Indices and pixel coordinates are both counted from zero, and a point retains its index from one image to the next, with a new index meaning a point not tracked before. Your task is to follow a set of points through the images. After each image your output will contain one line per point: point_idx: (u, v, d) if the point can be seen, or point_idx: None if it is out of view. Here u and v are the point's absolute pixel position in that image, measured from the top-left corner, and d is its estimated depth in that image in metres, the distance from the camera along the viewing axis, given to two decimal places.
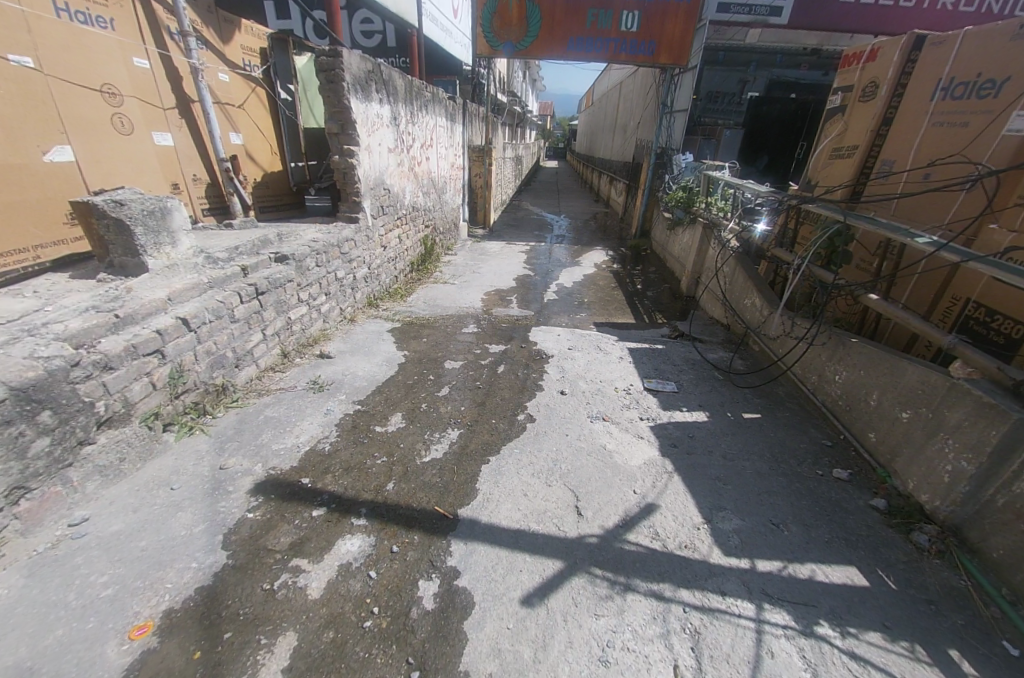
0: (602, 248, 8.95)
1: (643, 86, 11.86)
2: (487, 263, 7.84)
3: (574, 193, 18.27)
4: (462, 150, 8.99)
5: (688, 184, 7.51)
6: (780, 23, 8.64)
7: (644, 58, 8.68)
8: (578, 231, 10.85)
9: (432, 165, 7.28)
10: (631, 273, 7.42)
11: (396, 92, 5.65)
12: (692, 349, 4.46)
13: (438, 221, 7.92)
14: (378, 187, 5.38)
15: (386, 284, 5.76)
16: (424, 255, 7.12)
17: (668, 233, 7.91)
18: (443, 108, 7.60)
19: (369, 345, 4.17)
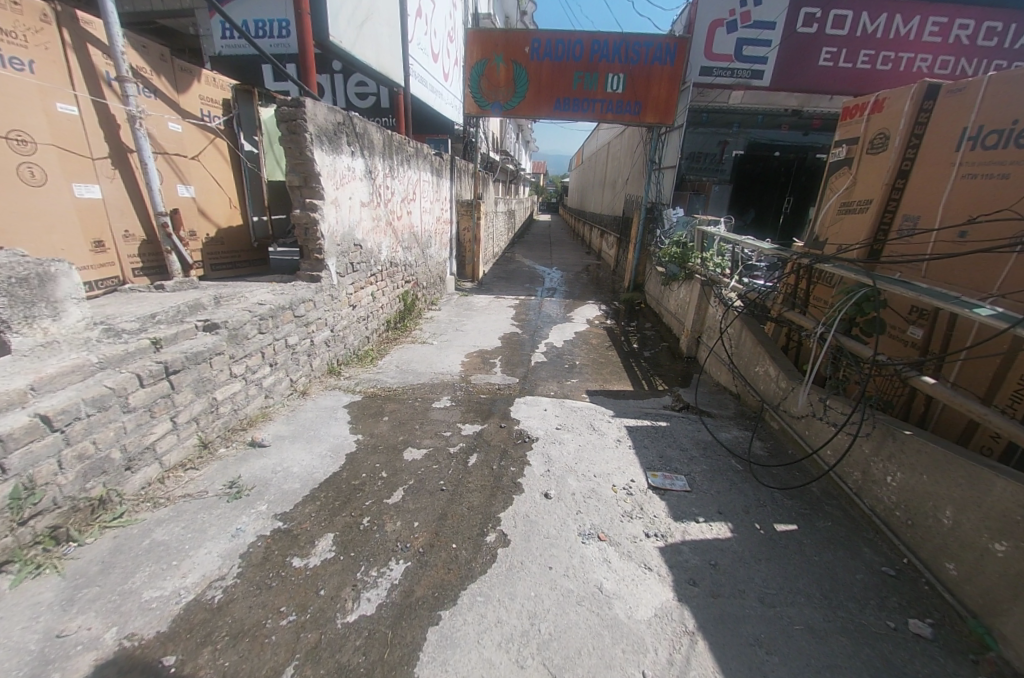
0: (594, 304, 8.47)
1: (631, 144, 11.96)
2: (472, 319, 7.26)
3: (567, 245, 18.22)
4: (449, 203, 8.72)
5: (682, 239, 7.13)
6: (762, 84, 8.74)
7: (631, 117, 8.63)
8: (571, 284, 10.44)
9: (414, 219, 6.82)
10: (628, 331, 6.84)
11: (373, 145, 5.17)
12: (701, 426, 3.76)
13: (421, 276, 7.38)
14: (348, 245, 4.76)
15: (354, 347, 5.06)
16: (403, 311, 6.49)
17: (663, 288, 7.46)
18: (428, 162, 7.32)
19: (316, 428, 3.46)
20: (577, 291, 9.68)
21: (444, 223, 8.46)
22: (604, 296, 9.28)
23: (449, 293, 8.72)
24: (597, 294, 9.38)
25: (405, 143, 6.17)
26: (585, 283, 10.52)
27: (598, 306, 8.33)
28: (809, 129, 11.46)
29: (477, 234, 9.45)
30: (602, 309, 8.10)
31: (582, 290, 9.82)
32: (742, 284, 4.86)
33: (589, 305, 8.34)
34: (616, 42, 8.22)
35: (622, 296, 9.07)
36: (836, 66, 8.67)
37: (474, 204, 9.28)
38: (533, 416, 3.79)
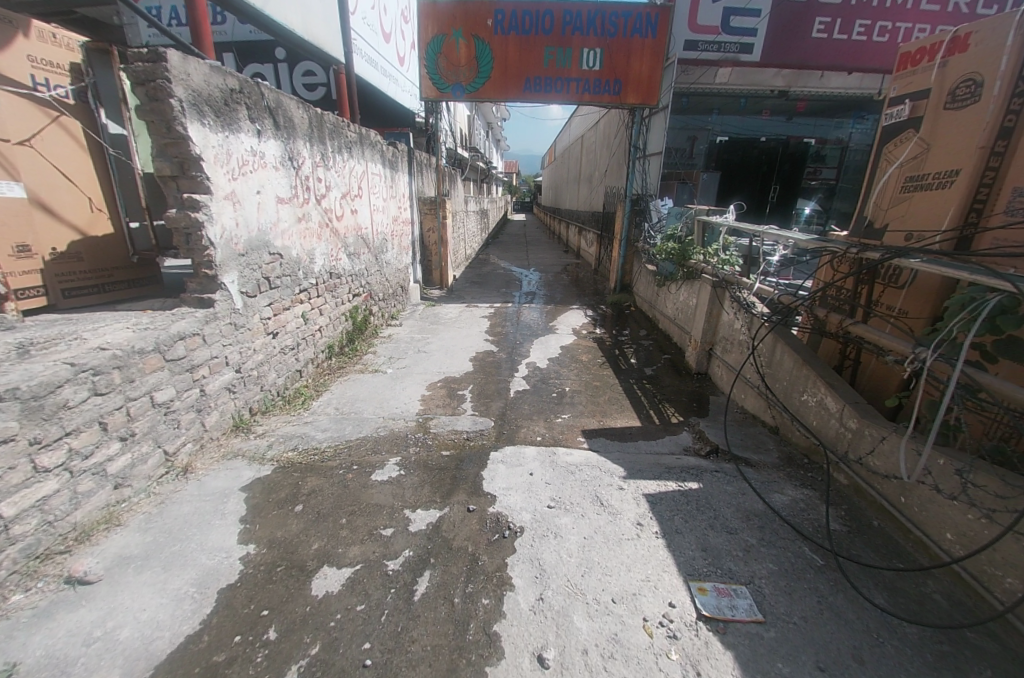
0: (579, 308, 7.43)
1: (609, 130, 10.95)
2: (439, 334, 6.06)
3: (544, 244, 17.12)
4: (410, 199, 7.48)
5: (676, 232, 6.16)
6: (751, 60, 7.74)
7: (610, 98, 7.40)
8: (552, 287, 9.33)
9: (363, 219, 5.57)
10: (625, 341, 5.79)
11: (295, 125, 3.96)
12: (743, 484, 2.76)
13: (377, 287, 6.11)
14: (260, 257, 3.54)
15: (279, 387, 3.84)
16: (351, 331, 5.24)
17: (659, 287, 6.45)
18: (379, 152, 6.11)
19: (189, 536, 2.28)
20: (559, 294, 8.60)
21: (404, 222, 7.23)
22: (591, 299, 8.21)
23: (413, 304, 7.48)
24: (582, 298, 8.30)
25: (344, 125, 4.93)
26: (568, 286, 9.44)
27: (585, 311, 7.29)
28: (792, 115, 10.88)
29: (442, 237, 8.18)
30: (589, 315, 7.06)
31: (566, 293, 8.74)
32: (767, 284, 3.89)
33: (574, 310, 7.31)
34: (591, 11, 6.98)
35: (608, 297, 8.07)
36: (830, 39, 7.74)
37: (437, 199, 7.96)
38: (518, 488, 2.62)
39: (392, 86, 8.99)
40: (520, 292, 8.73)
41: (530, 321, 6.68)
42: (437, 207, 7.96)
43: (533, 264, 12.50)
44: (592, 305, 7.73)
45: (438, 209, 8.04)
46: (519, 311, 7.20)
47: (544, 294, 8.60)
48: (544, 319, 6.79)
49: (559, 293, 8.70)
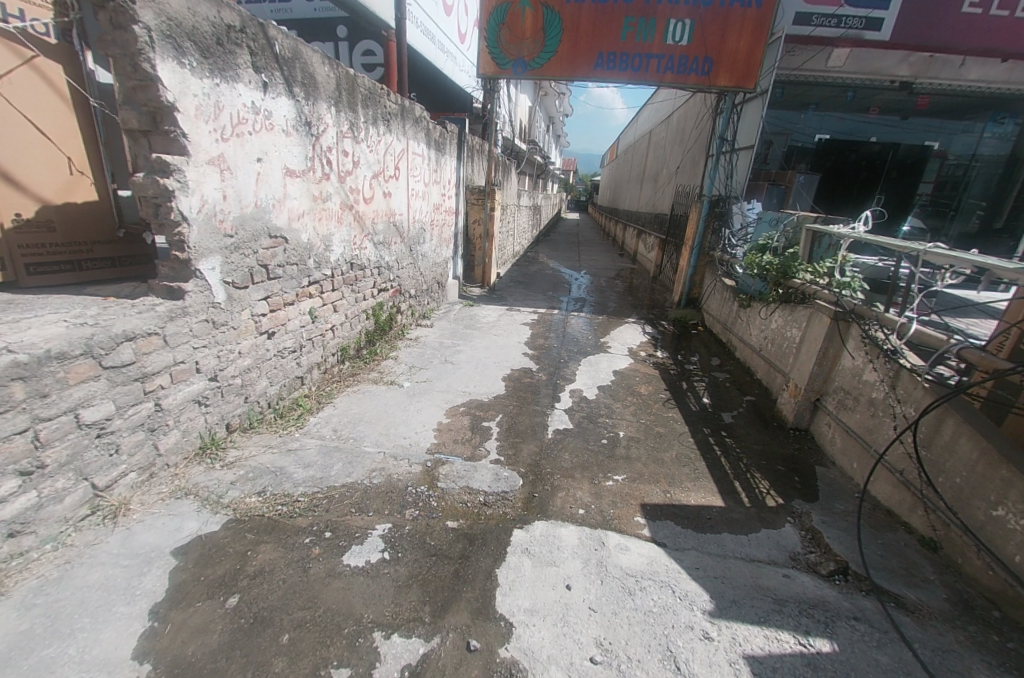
0: (637, 322, 6.36)
1: (689, 122, 9.66)
2: (473, 338, 5.20)
3: (598, 247, 15.89)
4: (456, 186, 6.70)
5: (768, 242, 4.98)
6: (878, 39, 6.28)
7: (698, 79, 6.15)
8: (607, 295, 8.23)
9: (397, 204, 4.81)
10: (696, 371, 4.69)
11: (317, 83, 3.26)
12: (905, 652, 1.74)
13: (409, 282, 5.34)
14: (257, 240, 2.83)
15: (271, 398, 3.14)
16: (372, 331, 4.49)
17: (739, 307, 5.28)
18: (425, 129, 5.34)
19: (76, 632, 1.61)
20: (614, 304, 7.53)
21: (447, 210, 6.44)
22: (651, 312, 7.08)
23: (450, 303, 6.67)
24: (641, 311, 7.18)
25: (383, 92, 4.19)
26: (624, 295, 8.31)
27: (644, 326, 6.20)
28: (908, 113, 9.17)
29: (490, 232, 7.24)
30: (649, 332, 5.98)
31: (622, 304, 7.63)
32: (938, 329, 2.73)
33: (631, 324, 6.26)
34: None
35: (671, 312, 6.93)
36: (987, 15, 6.11)
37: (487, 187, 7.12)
38: (551, 620, 1.73)
39: (447, 64, 8.16)
40: (570, 298, 7.74)
41: (579, 333, 5.70)
42: (487, 196, 7.04)
43: (586, 266, 11.39)
44: (652, 320, 6.61)
45: (489, 198, 7.13)
46: (569, 319, 6.22)
47: (596, 302, 7.56)
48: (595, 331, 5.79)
49: (614, 303, 7.61)
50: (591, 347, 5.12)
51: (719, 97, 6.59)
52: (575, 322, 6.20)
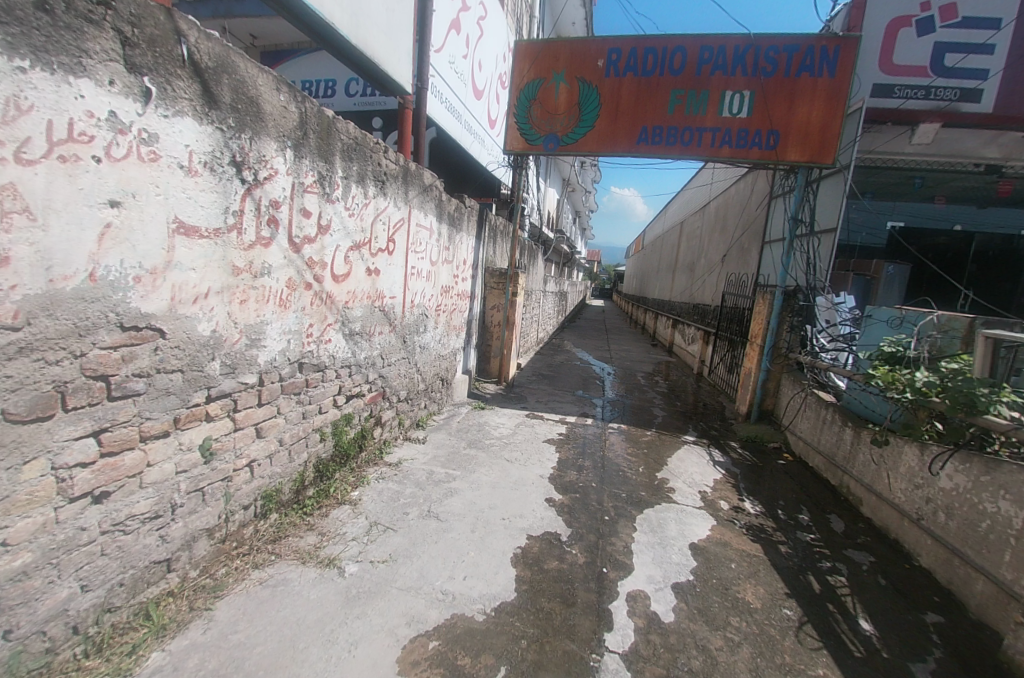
0: (696, 441, 4.70)
1: (733, 208, 8.76)
2: (479, 461, 3.61)
3: (627, 336, 14.52)
4: (474, 264, 5.55)
5: (896, 353, 3.45)
6: (978, 110, 5.32)
7: (761, 154, 5.15)
8: (654, 396, 6.60)
9: (393, 287, 3.56)
10: (817, 544, 2.96)
11: (263, 115, 2.26)
12: None
13: (405, 385, 3.88)
14: (85, 335, 1.61)
15: (78, 620, 1.68)
16: (333, 456, 2.98)
17: (862, 439, 3.62)
18: (441, 197, 4.32)
19: None
20: (665, 410, 5.86)
21: (462, 294, 5.23)
22: (714, 425, 5.39)
23: (458, 402, 5.15)
24: (702, 422, 5.47)
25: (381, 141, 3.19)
26: (674, 398, 6.64)
27: (710, 448, 4.52)
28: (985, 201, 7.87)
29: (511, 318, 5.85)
30: (720, 458, 4.28)
31: (676, 409, 5.96)
32: None
33: (687, 443, 4.60)
34: (738, 46, 5.07)
35: (738, 427, 5.25)
36: None
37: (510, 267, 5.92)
38: None
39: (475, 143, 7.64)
40: (605, 397, 6.17)
41: (625, 456, 4.06)
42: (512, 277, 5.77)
43: (618, 358, 9.89)
44: (721, 439, 4.90)
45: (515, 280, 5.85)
46: (610, 434, 4.60)
47: (639, 405, 5.95)
48: (648, 455, 4.14)
49: (667, 409, 5.93)
50: (647, 485, 3.47)
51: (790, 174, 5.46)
52: (619, 436, 4.57)
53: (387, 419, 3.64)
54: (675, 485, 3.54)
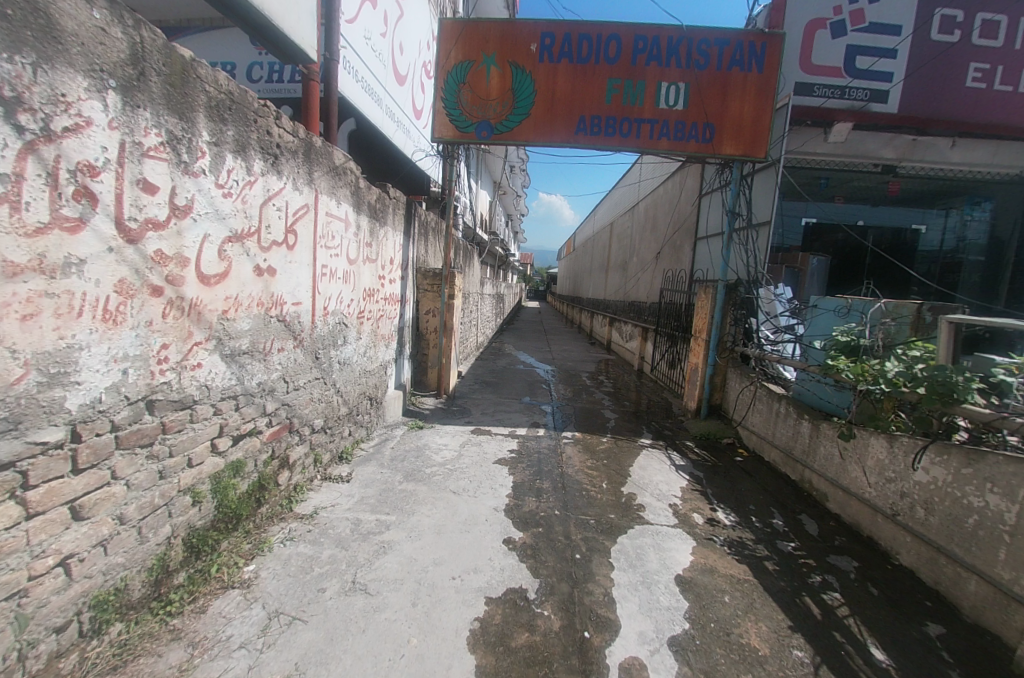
0: (655, 443, 4.34)
1: (663, 205, 8.76)
2: (418, 497, 2.92)
3: (565, 335, 14.33)
4: (405, 263, 4.80)
5: (851, 341, 3.30)
6: (886, 111, 5.65)
7: (697, 147, 4.97)
8: (604, 396, 6.25)
9: (301, 292, 2.77)
10: (802, 555, 2.68)
11: (62, 37, 1.41)
12: None
13: (316, 411, 3.08)
14: None
15: None
16: (212, 523, 2.17)
17: (821, 432, 3.43)
18: (364, 187, 3.56)
19: None
20: (619, 411, 5.47)
21: (392, 297, 4.47)
22: (666, 423, 5.11)
23: (390, 422, 4.37)
24: (656, 421, 5.17)
25: (277, 112, 2.42)
26: (624, 398, 6.33)
27: (671, 449, 4.19)
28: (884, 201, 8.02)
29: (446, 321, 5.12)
30: (682, 460, 3.94)
31: (628, 409, 5.63)
32: None
33: (647, 446, 4.22)
34: (671, 36, 4.89)
35: (689, 425, 4.96)
36: (990, 90, 5.66)
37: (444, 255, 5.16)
38: None
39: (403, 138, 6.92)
40: (554, 401, 5.70)
41: (587, 468, 3.58)
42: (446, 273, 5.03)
43: (561, 359, 9.53)
44: (677, 438, 4.60)
45: (451, 277, 5.11)
46: (566, 443, 4.11)
47: (589, 407, 5.54)
48: (610, 465, 3.69)
49: (620, 410, 5.57)
50: (617, 504, 3.01)
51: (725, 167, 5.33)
52: (576, 445, 4.09)
53: (294, 457, 2.85)
54: (644, 500, 3.12)
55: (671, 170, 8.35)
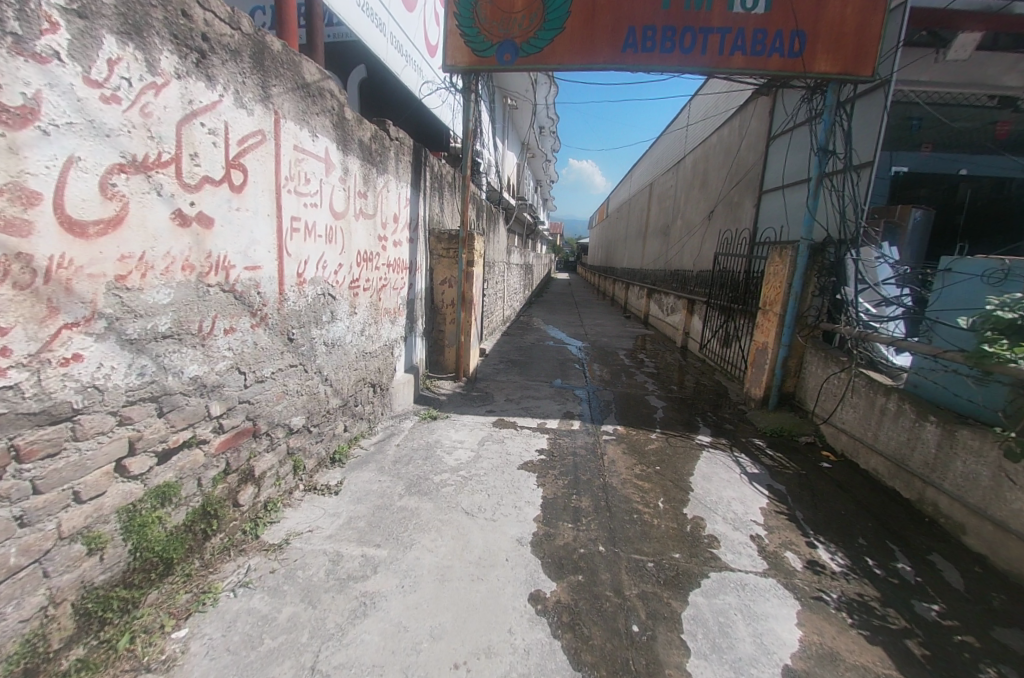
0: (717, 441, 3.51)
1: (714, 158, 7.57)
2: (420, 520, 2.25)
3: (597, 309, 13.34)
4: (419, 222, 3.99)
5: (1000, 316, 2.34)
6: None
7: (786, 66, 3.60)
8: (646, 379, 5.40)
9: (259, 253, 2.06)
10: (954, 626, 1.84)
11: None
12: None
13: (292, 405, 2.41)
14: None
15: None
16: (121, 578, 1.58)
17: (957, 443, 2.50)
18: (353, 122, 2.77)
19: None
20: (667, 399, 4.61)
21: (403, 263, 3.70)
22: (728, 414, 4.23)
23: (400, 410, 3.69)
24: (715, 412, 4.30)
25: None
26: (672, 381, 5.45)
27: (738, 451, 3.36)
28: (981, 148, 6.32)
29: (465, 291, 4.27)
30: (755, 468, 3.10)
31: (678, 395, 4.77)
32: None
33: (706, 445, 3.41)
34: None
35: (754, 416, 4.08)
36: None
37: (462, 203, 4.21)
38: None
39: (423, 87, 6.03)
40: (589, 385, 4.91)
41: (635, 478, 2.82)
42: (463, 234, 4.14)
43: (595, 335, 8.65)
44: (743, 434, 3.74)
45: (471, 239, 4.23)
46: (607, 442, 3.34)
47: (631, 393, 4.71)
48: (665, 473, 2.90)
49: (669, 397, 4.71)
50: (681, 535, 2.25)
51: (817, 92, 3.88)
52: (620, 444, 3.31)
53: (258, 467, 2.21)
54: (716, 527, 2.34)
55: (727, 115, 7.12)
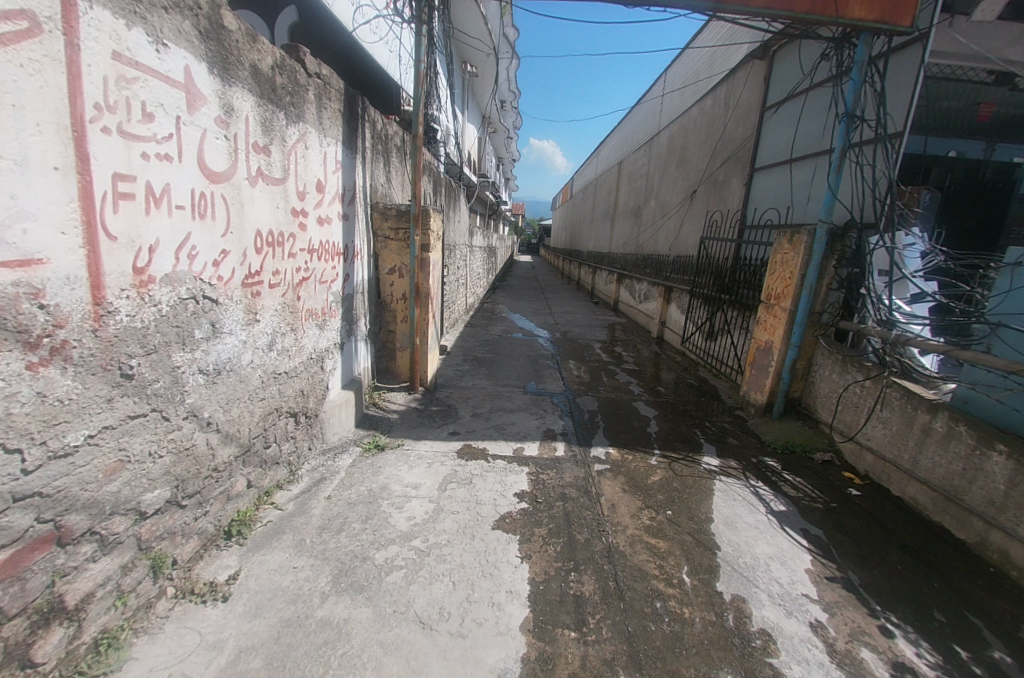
0: (727, 466, 2.94)
1: (693, 133, 6.99)
2: (349, 649, 1.47)
3: (564, 294, 12.68)
4: (356, 192, 3.07)
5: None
6: None
7: (812, 6, 2.96)
8: (629, 378, 4.79)
9: (38, 235, 1.17)
10: None
11: None
12: None
13: (141, 477, 1.54)
14: None
15: None
16: None
17: None
18: (239, 37, 1.85)
19: None
20: (658, 405, 4.01)
21: (336, 247, 2.81)
22: (728, 424, 3.68)
23: (335, 440, 2.81)
24: (714, 421, 3.74)
25: None
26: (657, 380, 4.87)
27: (754, 479, 2.80)
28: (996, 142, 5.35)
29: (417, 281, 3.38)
30: (780, 505, 2.55)
31: (669, 400, 4.18)
32: None
33: (716, 473, 2.83)
34: None
35: (757, 427, 3.57)
36: None
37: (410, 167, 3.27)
38: None
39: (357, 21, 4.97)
40: (568, 389, 4.22)
41: (644, 532, 2.16)
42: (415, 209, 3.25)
43: (566, 325, 7.97)
44: (752, 453, 3.20)
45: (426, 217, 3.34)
46: (601, 474, 2.66)
47: (617, 398, 4.08)
48: (681, 522, 2.26)
49: (658, 401, 4.11)
50: (724, 638, 1.62)
51: (841, 45, 3.27)
52: (618, 478, 2.65)
53: (71, 594, 1.34)
54: (766, 616, 1.74)
55: (709, 85, 6.52)
